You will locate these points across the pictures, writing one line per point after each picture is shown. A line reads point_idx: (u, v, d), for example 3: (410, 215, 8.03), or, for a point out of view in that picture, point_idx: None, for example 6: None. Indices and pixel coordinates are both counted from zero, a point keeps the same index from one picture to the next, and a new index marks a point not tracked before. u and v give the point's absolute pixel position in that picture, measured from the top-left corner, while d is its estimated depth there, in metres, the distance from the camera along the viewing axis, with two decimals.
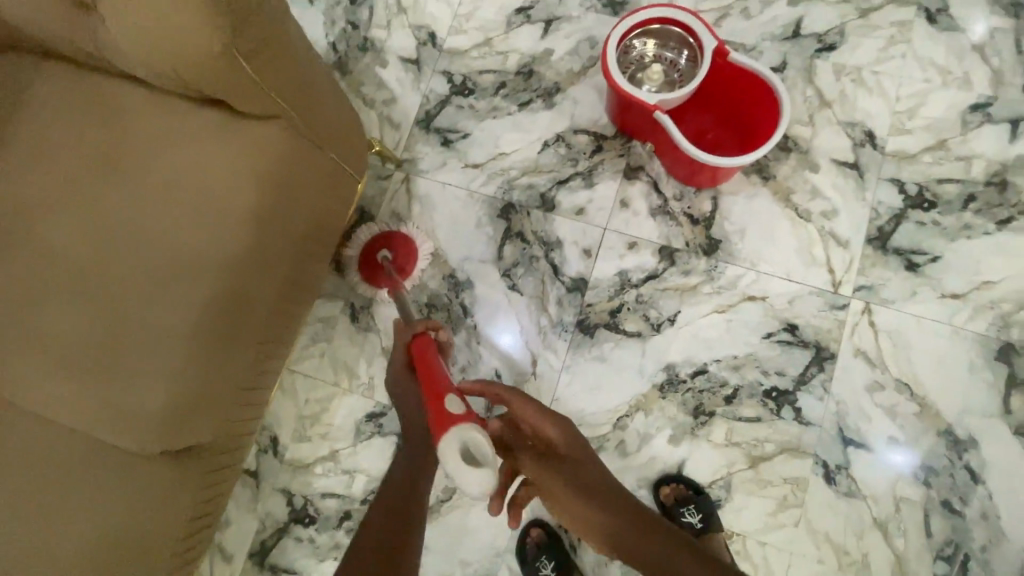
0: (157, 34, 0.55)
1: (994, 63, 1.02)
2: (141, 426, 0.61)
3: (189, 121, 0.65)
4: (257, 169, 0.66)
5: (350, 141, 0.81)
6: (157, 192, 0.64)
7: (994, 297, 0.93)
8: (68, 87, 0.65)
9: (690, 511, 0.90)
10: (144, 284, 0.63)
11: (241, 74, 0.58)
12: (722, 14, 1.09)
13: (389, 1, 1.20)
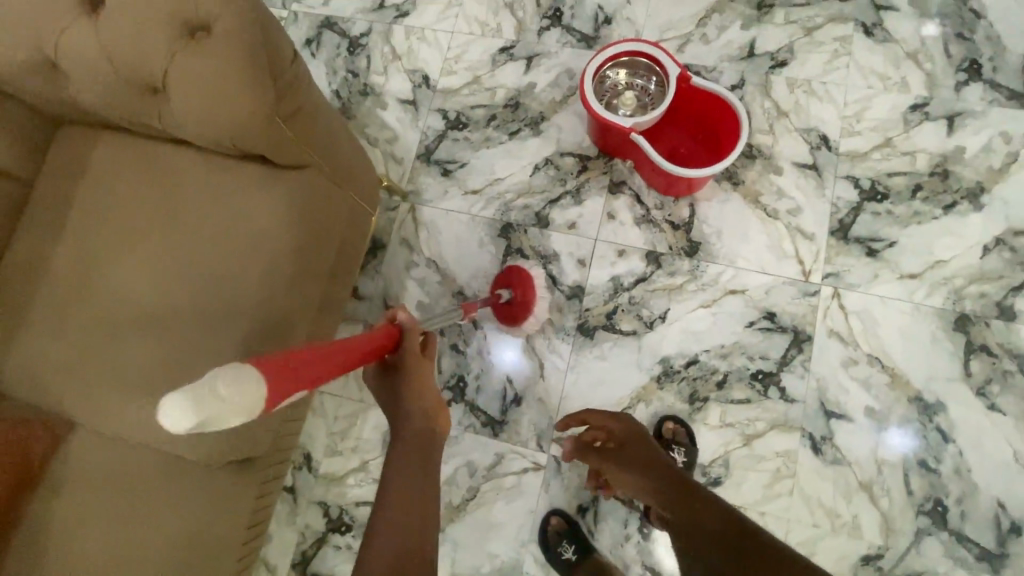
0: (205, 110, 0.66)
1: (927, 67, 1.15)
2: (204, 442, 0.71)
3: (230, 178, 0.77)
4: (289, 212, 0.77)
5: (365, 179, 0.91)
6: (207, 241, 0.76)
7: (947, 274, 1.04)
8: (132, 161, 0.79)
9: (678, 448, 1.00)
10: (201, 319, 0.74)
11: (274, 133, 0.69)
12: (684, 41, 1.23)
13: (385, 50, 1.33)
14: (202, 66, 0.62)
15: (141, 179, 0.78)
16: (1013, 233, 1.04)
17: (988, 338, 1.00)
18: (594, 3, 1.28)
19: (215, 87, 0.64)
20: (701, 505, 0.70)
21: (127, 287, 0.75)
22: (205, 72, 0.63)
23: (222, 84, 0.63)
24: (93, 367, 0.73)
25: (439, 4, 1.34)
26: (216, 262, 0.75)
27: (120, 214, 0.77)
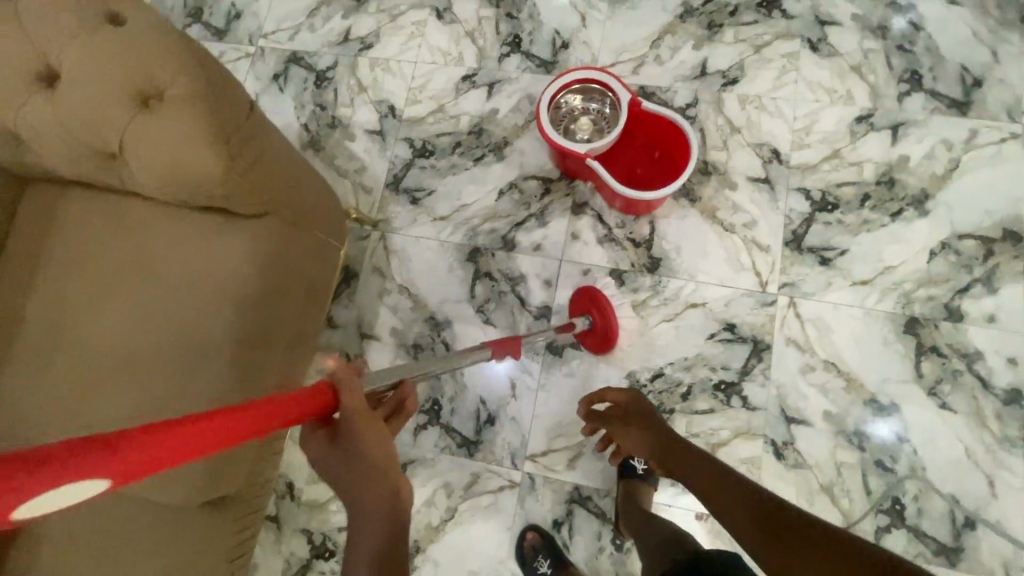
0: (167, 170, 0.69)
1: (871, 79, 1.19)
2: (182, 485, 0.74)
3: (197, 229, 0.80)
4: (255, 258, 0.80)
5: (331, 217, 0.95)
6: (177, 290, 0.79)
7: (896, 279, 1.08)
8: (101, 215, 0.82)
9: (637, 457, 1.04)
10: (172, 367, 0.77)
11: (235, 187, 0.72)
12: (638, 62, 1.27)
13: (351, 82, 1.36)
14: (156, 132, 0.65)
15: (110, 233, 0.81)
16: (957, 237, 1.09)
17: (937, 340, 1.05)
18: (551, 29, 1.32)
19: (170, 151, 0.67)
20: (719, 474, 0.71)
21: (100, 341, 0.78)
22: (160, 137, 0.66)
23: (176, 149, 0.66)
24: (70, 418, 0.76)
25: (402, 36, 1.37)
26: (185, 313, 0.78)
27: (91, 267, 0.80)
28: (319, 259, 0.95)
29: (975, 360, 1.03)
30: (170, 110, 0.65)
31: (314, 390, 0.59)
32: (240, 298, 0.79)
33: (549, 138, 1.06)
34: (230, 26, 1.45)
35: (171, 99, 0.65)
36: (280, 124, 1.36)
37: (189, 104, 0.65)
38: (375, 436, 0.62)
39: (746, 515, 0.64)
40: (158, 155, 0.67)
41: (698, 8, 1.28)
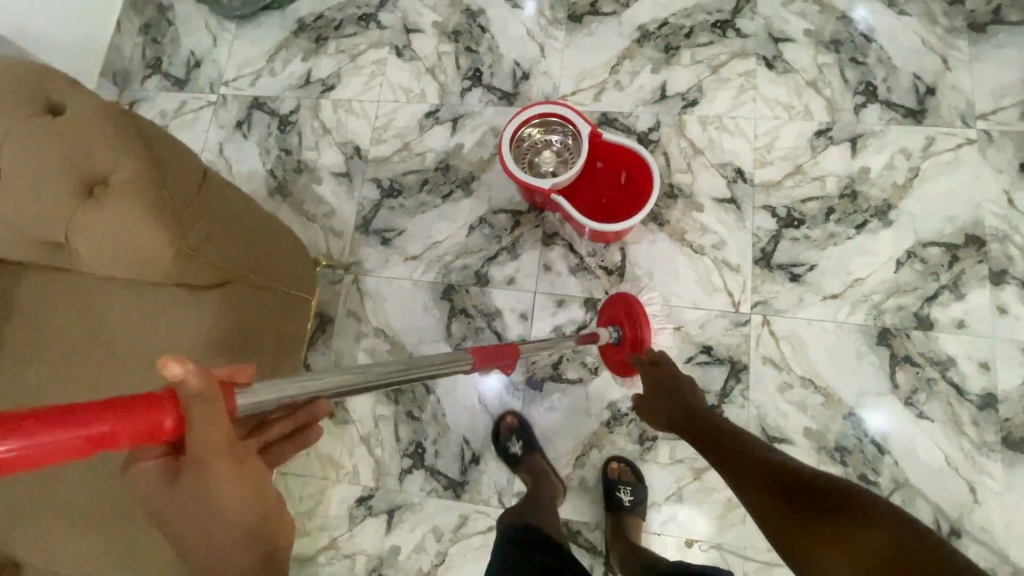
0: (116, 250, 0.67)
1: (827, 93, 1.21)
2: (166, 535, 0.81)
3: (152, 299, 0.78)
4: (218, 325, 0.79)
5: (298, 269, 0.96)
6: (137, 362, 0.78)
7: (866, 291, 1.09)
8: (59, 292, 0.81)
9: (624, 489, 1.03)
10: None
11: (192, 261, 0.71)
12: (599, 89, 1.28)
13: (315, 125, 1.36)
14: (101, 221, 0.64)
15: (69, 308, 0.80)
16: (922, 245, 1.10)
17: (910, 349, 1.06)
18: (510, 61, 1.33)
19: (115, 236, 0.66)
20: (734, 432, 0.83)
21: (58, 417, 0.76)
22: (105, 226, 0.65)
23: (122, 233, 0.65)
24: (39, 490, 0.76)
25: (363, 75, 1.37)
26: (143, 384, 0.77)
27: (48, 341, 0.79)
28: (282, 312, 0.94)
29: (948, 367, 1.04)
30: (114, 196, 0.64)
31: (141, 406, 0.38)
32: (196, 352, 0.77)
33: (511, 174, 1.06)
34: (190, 75, 1.45)
35: (115, 185, 0.64)
36: (246, 172, 1.35)
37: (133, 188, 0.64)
38: (244, 489, 0.44)
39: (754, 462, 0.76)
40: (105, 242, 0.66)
41: (654, 31, 1.29)
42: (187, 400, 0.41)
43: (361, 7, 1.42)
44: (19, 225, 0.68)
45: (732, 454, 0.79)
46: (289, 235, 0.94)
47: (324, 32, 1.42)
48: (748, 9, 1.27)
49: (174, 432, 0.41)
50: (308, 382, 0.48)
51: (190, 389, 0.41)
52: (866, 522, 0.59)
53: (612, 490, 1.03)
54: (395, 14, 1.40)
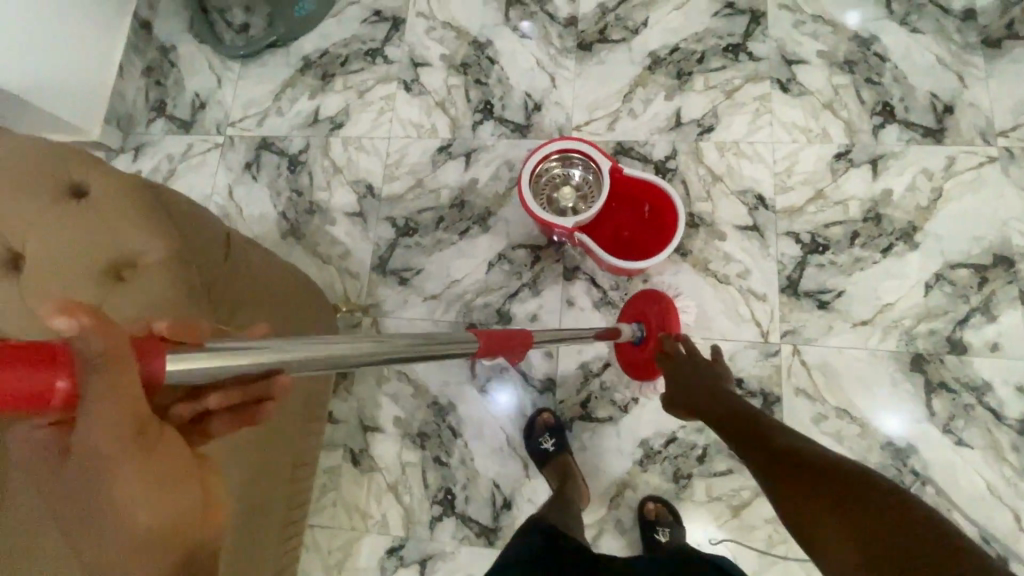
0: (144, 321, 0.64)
1: (844, 115, 1.20)
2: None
3: None
4: None
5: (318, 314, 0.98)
6: None
7: (896, 316, 1.08)
8: None
9: (660, 530, 1.00)
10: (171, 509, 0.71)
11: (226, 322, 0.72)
12: (613, 118, 1.27)
13: (325, 164, 1.34)
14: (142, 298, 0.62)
15: None
16: (950, 267, 1.09)
17: (944, 374, 1.04)
18: (521, 92, 1.31)
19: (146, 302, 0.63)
20: (759, 420, 0.80)
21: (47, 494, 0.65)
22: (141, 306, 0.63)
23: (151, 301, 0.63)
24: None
25: (372, 112, 1.36)
26: None
27: None
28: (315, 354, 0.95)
29: (984, 392, 1.03)
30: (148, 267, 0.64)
31: (28, 362, 0.31)
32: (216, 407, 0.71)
33: (534, 214, 1.05)
34: (196, 117, 1.43)
35: (149, 264, 0.64)
36: (258, 214, 1.33)
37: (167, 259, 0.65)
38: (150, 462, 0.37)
39: (776, 449, 0.73)
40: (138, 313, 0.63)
41: (665, 57, 1.28)
42: (80, 357, 0.33)
43: (367, 42, 1.41)
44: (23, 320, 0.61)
45: (753, 441, 0.77)
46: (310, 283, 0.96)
47: (330, 68, 1.40)
48: (759, 32, 1.27)
49: (67, 396, 0.33)
50: (248, 356, 0.41)
51: (86, 347, 0.33)
52: (890, 520, 0.55)
53: (648, 533, 1.01)
54: (402, 48, 1.39)
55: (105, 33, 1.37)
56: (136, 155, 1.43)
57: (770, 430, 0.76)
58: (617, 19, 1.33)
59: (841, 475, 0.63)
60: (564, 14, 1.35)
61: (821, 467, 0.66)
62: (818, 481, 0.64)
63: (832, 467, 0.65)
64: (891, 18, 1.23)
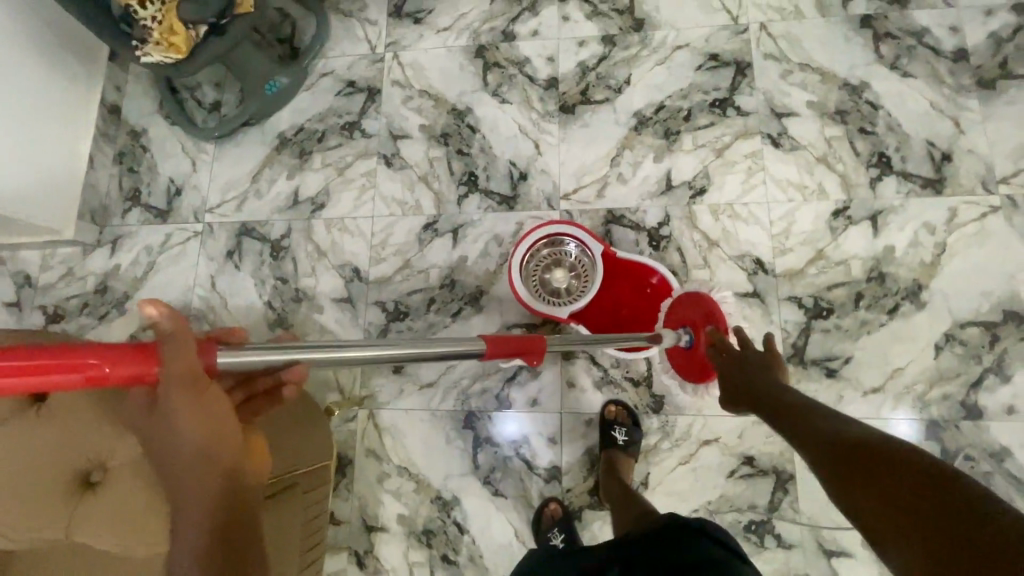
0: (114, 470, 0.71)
1: (839, 169, 1.16)
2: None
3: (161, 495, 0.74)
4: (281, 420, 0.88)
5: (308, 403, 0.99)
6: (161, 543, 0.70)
7: (907, 382, 1.05)
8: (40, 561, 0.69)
9: (619, 429, 1.07)
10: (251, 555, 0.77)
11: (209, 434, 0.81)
12: (602, 184, 1.23)
13: (309, 248, 1.30)
14: (125, 492, 0.70)
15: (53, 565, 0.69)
16: (959, 326, 1.06)
17: (961, 441, 1.01)
18: (505, 161, 1.27)
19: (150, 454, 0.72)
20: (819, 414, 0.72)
21: None
22: (125, 498, 0.70)
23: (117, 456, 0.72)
24: None
25: (353, 190, 1.32)
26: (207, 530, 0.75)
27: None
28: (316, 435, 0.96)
29: (1004, 458, 1.00)
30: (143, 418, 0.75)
31: (126, 355, 0.47)
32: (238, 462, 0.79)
33: (519, 297, 1.03)
34: (173, 204, 1.38)
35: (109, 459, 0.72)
36: (244, 305, 1.29)
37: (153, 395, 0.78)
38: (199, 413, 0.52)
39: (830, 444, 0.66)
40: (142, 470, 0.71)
41: (651, 116, 1.24)
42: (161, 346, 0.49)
43: (343, 116, 1.36)
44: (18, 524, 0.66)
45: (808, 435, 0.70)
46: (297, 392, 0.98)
47: (307, 145, 1.36)
48: (745, 85, 1.23)
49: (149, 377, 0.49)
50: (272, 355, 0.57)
51: (164, 340, 0.49)
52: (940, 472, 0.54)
53: (607, 431, 1.07)
54: (380, 120, 1.35)
55: (58, 118, 1.28)
56: (113, 248, 1.38)
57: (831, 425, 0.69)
58: (599, 78, 1.29)
59: (902, 469, 0.55)
60: (543, 75, 1.31)
61: (880, 461, 0.58)
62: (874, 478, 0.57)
63: (890, 458, 0.57)
64: (881, 62, 1.19)
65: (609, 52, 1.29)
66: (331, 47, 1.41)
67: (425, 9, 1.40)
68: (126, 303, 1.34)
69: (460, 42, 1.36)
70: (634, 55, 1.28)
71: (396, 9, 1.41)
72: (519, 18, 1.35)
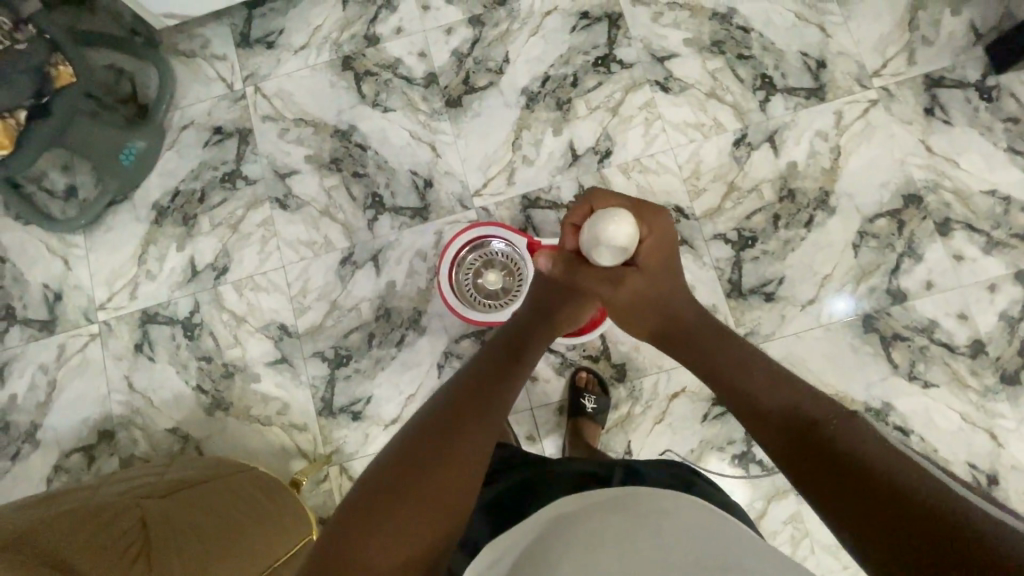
0: (95, 517, 0.73)
1: (729, 100, 1.18)
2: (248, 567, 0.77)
3: (120, 513, 0.75)
4: (207, 492, 0.85)
5: (222, 469, 0.95)
6: (171, 526, 0.75)
7: (836, 284, 1.10)
8: (65, 527, 0.68)
9: (587, 397, 1.06)
10: (228, 526, 0.81)
11: (167, 497, 0.81)
12: (509, 171, 1.19)
13: (224, 317, 1.20)
14: (120, 519, 0.74)
15: (86, 528, 0.69)
16: (869, 221, 1.11)
17: (894, 325, 1.08)
18: (406, 172, 1.21)
19: (144, 513, 0.76)
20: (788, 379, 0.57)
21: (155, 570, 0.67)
22: (117, 515, 0.75)
23: (97, 512, 0.74)
24: None
25: (254, 243, 1.22)
26: (196, 516, 0.79)
27: (91, 531, 0.69)
28: (253, 484, 0.93)
29: (933, 330, 1.08)
30: (86, 544, 0.67)
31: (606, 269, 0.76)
32: (213, 520, 0.80)
33: (439, 284, 1.06)
34: (56, 312, 1.22)
35: (80, 517, 0.72)
36: (172, 398, 1.18)
37: (58, 524, 0.69)
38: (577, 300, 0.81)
39: (798, 432, 0.51)
40: (162, 547, 0.71)
41: (539, 90, 1.21)
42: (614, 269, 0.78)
43: (218, 167, 1.24)
44: (44, 522, 0.70)
45: (817, 469, 0.47)
46: (196, 467, 0.95)
47: (189, 209, 1.24)
48: (622, 37, 1.21)
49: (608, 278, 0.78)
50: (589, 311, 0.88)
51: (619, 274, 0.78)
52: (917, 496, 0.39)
53: (576, 399, 1.07)
54: (260, 162, 1.24)
55: None
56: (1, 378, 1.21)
57: (862, 444, 0.45)
58: (477, 63, 1.23)
59: (889, 497, 0.40)
60: (420, 74, 1.24)
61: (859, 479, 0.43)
62: (833, 472, 0.45)
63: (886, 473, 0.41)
64: None
65: (479, 34, 1.24)
66: (182, 96, 1.28)
67: (274, 31, 1.28)
68: (36, 433, 1.19)
69: (323, 58, 1.26)
70: (506, 30, 1.23)
71: (244, 36, 1.28)
72: (378, 18, 1.26)
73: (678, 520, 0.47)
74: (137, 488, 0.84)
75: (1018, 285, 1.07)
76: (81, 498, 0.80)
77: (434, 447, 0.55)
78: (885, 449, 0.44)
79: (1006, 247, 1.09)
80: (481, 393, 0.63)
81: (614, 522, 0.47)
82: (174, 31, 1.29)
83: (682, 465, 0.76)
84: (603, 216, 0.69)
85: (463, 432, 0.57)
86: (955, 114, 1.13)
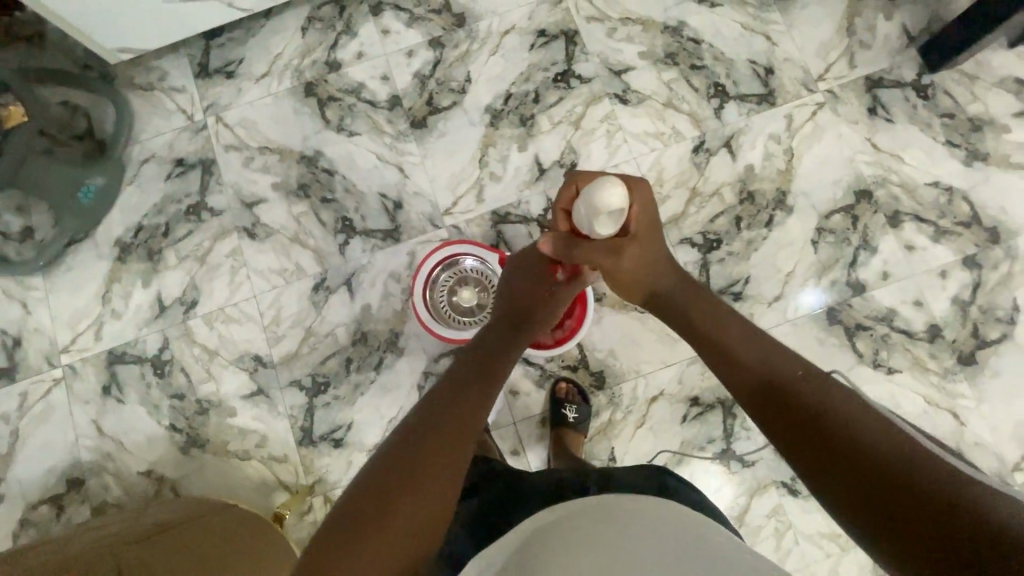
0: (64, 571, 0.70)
1: (686, 109, 1.22)
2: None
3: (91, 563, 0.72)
4: (184, 533, 0.83)
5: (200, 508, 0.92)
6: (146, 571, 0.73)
7: (800, 280, 1.14)
8: None
9: (569, 407, 1.07)
10: (208, 565, 0.78)
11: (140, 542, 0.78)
12: (478, 188, 1.21)
13: (195, 351, 1.17)
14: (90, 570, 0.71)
15: None
16: (826, 217, 1.16)
17: (856, 316, 1.13)
18: (375, 195, 1.21)
19: (115, 560, 0.73)
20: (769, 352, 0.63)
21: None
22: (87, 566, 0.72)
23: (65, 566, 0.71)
24: None
25: (223, 275, 1.20)
26: (173, 559, 0.76)
27: None
28: (233, 522, 0.90)
29: (892, 318, 1.12)
30: None
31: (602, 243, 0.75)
32: (191, 562, 0.77)
33: (414, 304, 1.06)
34: (15, 358, 1.18)
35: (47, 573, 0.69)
36: (144, 439, 1.15)
37: None
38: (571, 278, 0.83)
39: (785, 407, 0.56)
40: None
41: (502, 108, 1.23)
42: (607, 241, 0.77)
43: (182, 200, 1.23)
44: None
45: (807, 440, 0.53)
46: (173, 509, 0.91)
47: (153, 244, 1.21)
48: (579, 52, 1.24)
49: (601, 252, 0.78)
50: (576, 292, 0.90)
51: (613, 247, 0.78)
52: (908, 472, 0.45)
53: (558, 411, 1.07)
54: (225, 192, 1.22)
55: None
56: None
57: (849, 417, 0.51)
58: (440, 83, 1.25)
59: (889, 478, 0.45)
60: (383, 97, 1.25)
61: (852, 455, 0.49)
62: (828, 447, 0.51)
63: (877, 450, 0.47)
64: None
65: (440, 55, 1.26)
66: (141, 129, 1.26)
67: (233, 61, 1.27)
68: None
69: (284, 85, 1.26)
70: (466, 51, 1.26)
71: (202, 68, 1.27)
72: (338, 44, 1.27)
73: (646, 526, 0.48)
74: (110, 535, 0.81)
75: (966, 270, 1.13)
76: (49, 552, 0.77)
77: (414, 477, 0.58)
78: (854, 414, 0.51)
79: (952, 234, 1.15)
80: (461, 404, 0.67)
81: (590, 530, 0.48)
82: (130, 64, 1.27)
83: (665, 472, 0.76)
84: (593, 187, 0.67)
85: (443, 462, 0.61)
86: (896, 112, 1.19)
